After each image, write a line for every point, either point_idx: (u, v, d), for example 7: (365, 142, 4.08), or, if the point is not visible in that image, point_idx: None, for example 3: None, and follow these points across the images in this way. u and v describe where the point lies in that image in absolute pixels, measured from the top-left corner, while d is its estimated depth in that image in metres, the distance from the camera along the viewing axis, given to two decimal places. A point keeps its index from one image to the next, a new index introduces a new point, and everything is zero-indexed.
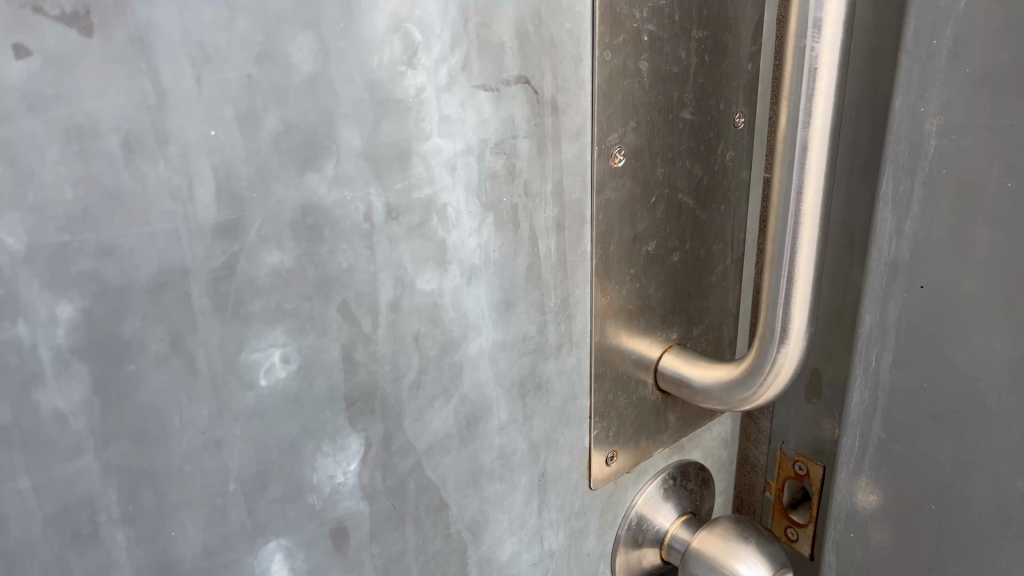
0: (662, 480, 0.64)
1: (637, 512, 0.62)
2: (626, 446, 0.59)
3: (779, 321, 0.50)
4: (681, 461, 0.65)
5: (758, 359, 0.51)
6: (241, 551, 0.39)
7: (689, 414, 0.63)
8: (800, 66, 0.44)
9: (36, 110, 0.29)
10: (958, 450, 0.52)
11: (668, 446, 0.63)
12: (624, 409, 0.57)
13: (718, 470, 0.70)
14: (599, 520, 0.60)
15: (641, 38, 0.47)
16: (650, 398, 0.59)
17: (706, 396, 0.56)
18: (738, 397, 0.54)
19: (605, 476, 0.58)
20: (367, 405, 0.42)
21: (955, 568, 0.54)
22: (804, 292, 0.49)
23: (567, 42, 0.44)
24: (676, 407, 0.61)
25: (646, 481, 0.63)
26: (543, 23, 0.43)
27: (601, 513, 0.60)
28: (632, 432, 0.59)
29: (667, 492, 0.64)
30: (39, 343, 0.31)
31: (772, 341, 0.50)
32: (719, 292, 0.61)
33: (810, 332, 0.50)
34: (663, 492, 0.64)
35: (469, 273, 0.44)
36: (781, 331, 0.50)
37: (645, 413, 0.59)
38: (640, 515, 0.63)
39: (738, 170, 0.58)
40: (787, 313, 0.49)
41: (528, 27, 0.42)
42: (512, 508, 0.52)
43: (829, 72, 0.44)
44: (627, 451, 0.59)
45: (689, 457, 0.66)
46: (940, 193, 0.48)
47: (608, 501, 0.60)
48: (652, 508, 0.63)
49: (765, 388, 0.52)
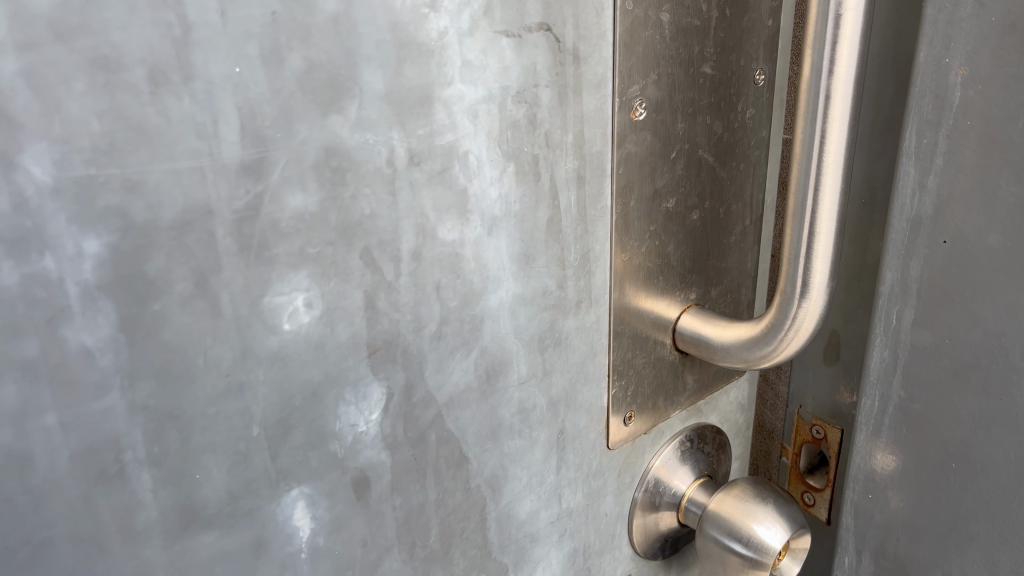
0: (679, 443, 0.64)
1: (654, 475, 0.62)
2: (644, 407, 0.59)
3: (800, 275, 0.49)
4: (697, 424, 0.65)
5: (778, 315, 0.51)
6: (265, 498, 0.39)
7: (707, 376, 0.63)
8: (824, 13, 0.43)
9: (62, 39, 0.29)
10: (979, 407, 0.52)
11: (685, 408, 0.62)
12: (642, 368, 0.57)
13: (735, 435, 0.70)
14: (616, 481, 0.60)
15: None
16: (668, 358, 0.59)
17: (724, 355, 0.56)
18: (757, 354, 0.53)
19: (623, 437, 0.58)
20: (389, 354, 0.42)
21: (975, 526, 0.54)
22: (827, 246, 0.48)
23: None
24: (694, 369, 0.61)
25: (663, 443, 0.63)
26: None
27: (619, 474, 0.60)
28: (650, 392, 0.59)
29: (684, 455, 0.64)
30: (65, 278, 0.31)
31: (792, 296, 0.50)
32: (737, 253, 0.61)
33: (832, 288, 0.50)
34: (680, 455, 0.64)
35: (490, 224, 0.44)
36: (802, 286, 0.50)
37: (662, 373, 0.59)
38: (657, 477, 0.62)
39: (758, 128, 0.58)
40: (808, 267, 0.49)
41: None
42: (531, 465, 0.52)
43: (854, 19, 0.43)
44: (644, 412, 0.59)
45: (706, 421, 0.66)
46: (964, 145, 0.47)
47: (625, 462, 0.60)
48: (670, 471, 0.63)
49: (785, 344, 0.52)
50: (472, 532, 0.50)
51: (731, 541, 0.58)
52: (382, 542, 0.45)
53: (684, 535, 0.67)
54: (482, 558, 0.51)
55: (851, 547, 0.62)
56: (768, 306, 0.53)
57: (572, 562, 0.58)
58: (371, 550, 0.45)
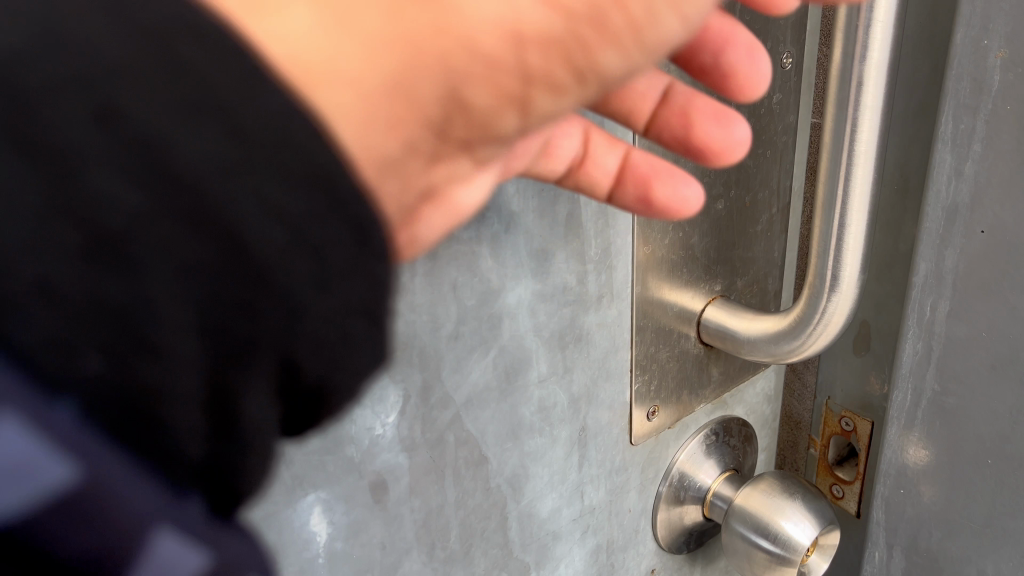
0: (704, 436, 0.62)
1: (679, 469, 0.61)
2: (668, 400, 0.58)
3: (830, 268, 0.48)
4: (722, 417, 0.64)
5: (807, 308, 0.50)
6: (279, 505, 0.39)
7: (733, 368, 0.61)
8: None
9: None
10: (1018, 402, 0.50)
11: (710, 401, 0.61)
12: (666, 362, 0.56)
13: (762, 426, 0.68)
14: (640, 476, 0.58)
15: None
16: (693, 350, 0.58)
17: (751, 347, 0.54)
18: (785, 348, 0.52)
19: (647, 430, 0.57)
20: (405, 355, 0.41)
21: (1011, 523, 0.53)
22: (856, 239, 0.47)
23: None
24: (718, 362, 0.60)
25: (688, 437, 0.62)
26: None
27: (642, 469, 0.59)
28: (674, 386, 0.57)
29: (709, 449, 0.63)
30: None
31: (822, 290, 0.48)
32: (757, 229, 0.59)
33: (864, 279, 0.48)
34: (705, 449, 0.63)
35: (507, 221, 0.43)
36: (832, 279, 0.48)
37: (687, 366, 0.58)
38: (682, 472, 0.61)
39: (785, 113, 0.56)
40: (839, 259, 0.47)
41: None
42: (552, 463, 0.51)
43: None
44: (668, 406, 0.58)
45: (731, 413, 0.65)
46: (1005, 131, 0.45)
47: (649, 457, 0.59)
48: (695, 465, 0.62)
49: (814, 338, 0.50)
50: (493, 532, 0.49)
51: (755, 534, 0.57)
52: (401, 545, 0.44)
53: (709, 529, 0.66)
54: (504, 558, 0.51)
55: (881, 543, 0.61)
56: (796, 298, 0.51)
57: (595, 558, 0.58)
58: (390, 552, 0.44)
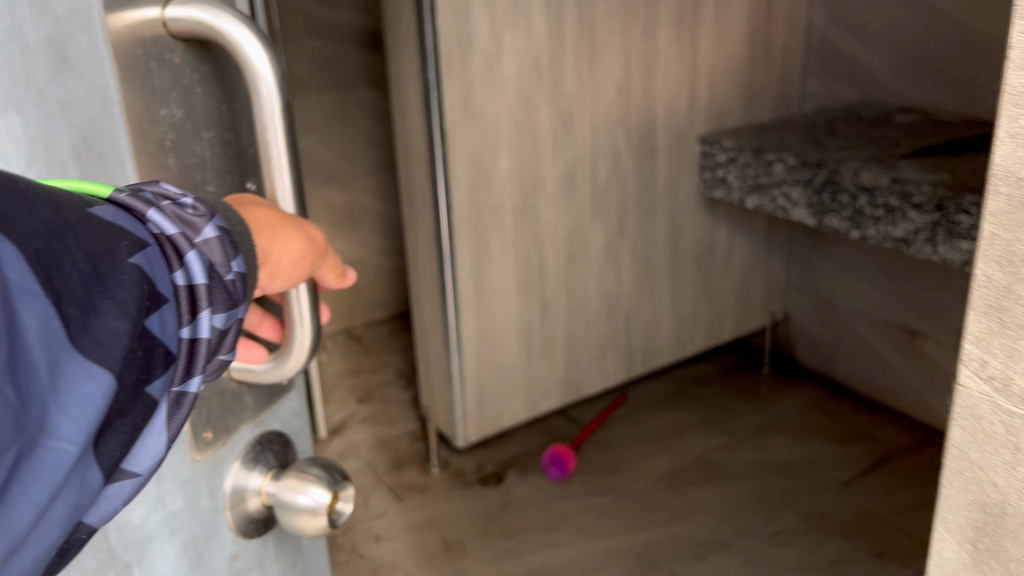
0: (247, 451, 1.22)
1: (238, 472, 1.20)
2: (218, 430, 1.14)
3: (296, 318, 1.13)
4: (260, 432, 1.25)
5: (289, 347, 1.13)
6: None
7: (257, 401, 1.23)
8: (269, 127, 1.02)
9: None
10: None
11: (248, 422, 1.21)
12: (213, 401, 1.13)
13: (289, 435, 1.33)
14: (208, 482, 1.14)
15: (165, 143, 0.97)
16: (229, 386, 1.16)
17: (261, 373, 1.15)
18: (284, 367, 1.14)
19: (204, 449, 1.12)
20: None
21: None
22: (304, 317, 1.14)
23: (111, 151, 0.91)
24: (249, 394, 1.20)
25: (237, 454, 1.20)
26: (91, 144, 0.88)
27: (207, 477, 1.14)
28: (219, 422, 1.15)
29: (254, 458, 1.23)
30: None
31: (293, 338, 1.13)
32: (983, 452, 0.83)
33: (320, 329, 1.16)
34: (250, 461, 1.22)
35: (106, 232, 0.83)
36: (297, 325, 1.13)
37: (228, 400, 1.16)
38: (239, 477, 1.20)
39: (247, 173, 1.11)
40: (297, 314, 1.13)
41: (82, 148, 0.87)
42: (149, 494, 1.04)
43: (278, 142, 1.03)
44: (218, 436, 1.14)
45: (268, 427, 1.28)
46: None
47: (210, 470, 1.15)
48: (247, 471, 1.22)
49: (295, 360, 1.14)
50: (99, 544, 0.98)
51: (295, 494, 1.21)
52: None
53: (267, 516, 1.27)
54: (109, 560, 1.00)
55: None
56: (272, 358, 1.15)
57: (187, 548, 1.12)
58: None
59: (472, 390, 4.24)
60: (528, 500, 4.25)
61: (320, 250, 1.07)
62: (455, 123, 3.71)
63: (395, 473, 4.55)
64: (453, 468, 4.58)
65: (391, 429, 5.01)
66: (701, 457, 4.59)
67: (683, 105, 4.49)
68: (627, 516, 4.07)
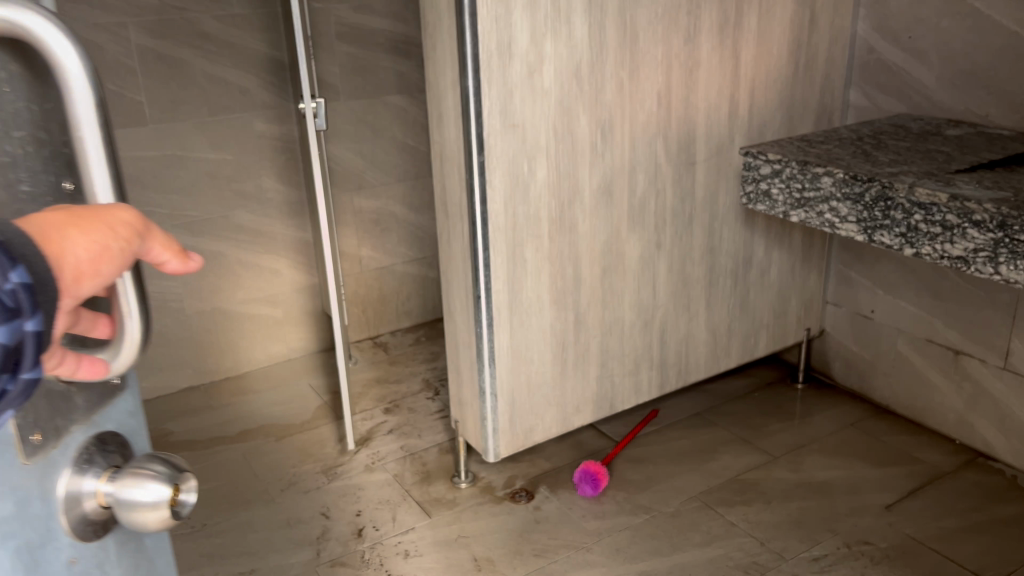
0: (79, 456, 1.17)
1: (69, 480, 1.14)
2: (42, 432, 1.07)
3: (127, 309, 1.08)
4: (92, 434, 1.21)
5: (119, 338, 1.09)
6: None
7: (83, 402, 1.17)
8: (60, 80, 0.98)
9: None
10: None
11: (74, 426, 1.15)
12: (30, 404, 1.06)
13: (117, 433, 1.28)
14: (38, 489, 1.08)
15: None
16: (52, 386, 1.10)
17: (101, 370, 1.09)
18: (118, 361, 1.09)
19: (34, 454, 1.06)
20: None
21: None
22: (134, 308, 1.09)
23: None
24: (76, 393, 1.15)
25: (69, 460, 1.15)
26: None
27: (36, 483, 1.08)
28: (37, 425, 1.06)
29: (87, 466, 1.18)
30: None
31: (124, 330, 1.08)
32: None
33: (149, 319, 1.12)
34: (82, 468, 1.17)
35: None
36: (130, 317, 1.09)
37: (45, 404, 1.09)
38: (69, 484, 1.14)
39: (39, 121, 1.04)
40: (128, 309, 1.08)
41: None
42: None
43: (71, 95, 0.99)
44: (41, 436, 1.07)
45: (100, 427, 1.24)
46: None
47: (37, 475, 1.08)
48: (81, 477, 1.16)
49: (128, 354, 1.09)
50: None
51: (133, 490, 1.17)
52: None
53: (107, 521, 1.21)
54: None
55: None
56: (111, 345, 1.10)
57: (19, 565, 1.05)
58: None
59: (505, 405, 4.14)
60: (560, 518, 4.16)
61: (137, 230, 0.98)
62: (493, 132, 3.61)
63: (423, 487, 4.47)
64: (483, 482, 4.52)
65: (418, 442, 4.93)
66: (735, 476, 4.48)
67: (722, 116, 4.39)
68: (662, 537, 3.96)
